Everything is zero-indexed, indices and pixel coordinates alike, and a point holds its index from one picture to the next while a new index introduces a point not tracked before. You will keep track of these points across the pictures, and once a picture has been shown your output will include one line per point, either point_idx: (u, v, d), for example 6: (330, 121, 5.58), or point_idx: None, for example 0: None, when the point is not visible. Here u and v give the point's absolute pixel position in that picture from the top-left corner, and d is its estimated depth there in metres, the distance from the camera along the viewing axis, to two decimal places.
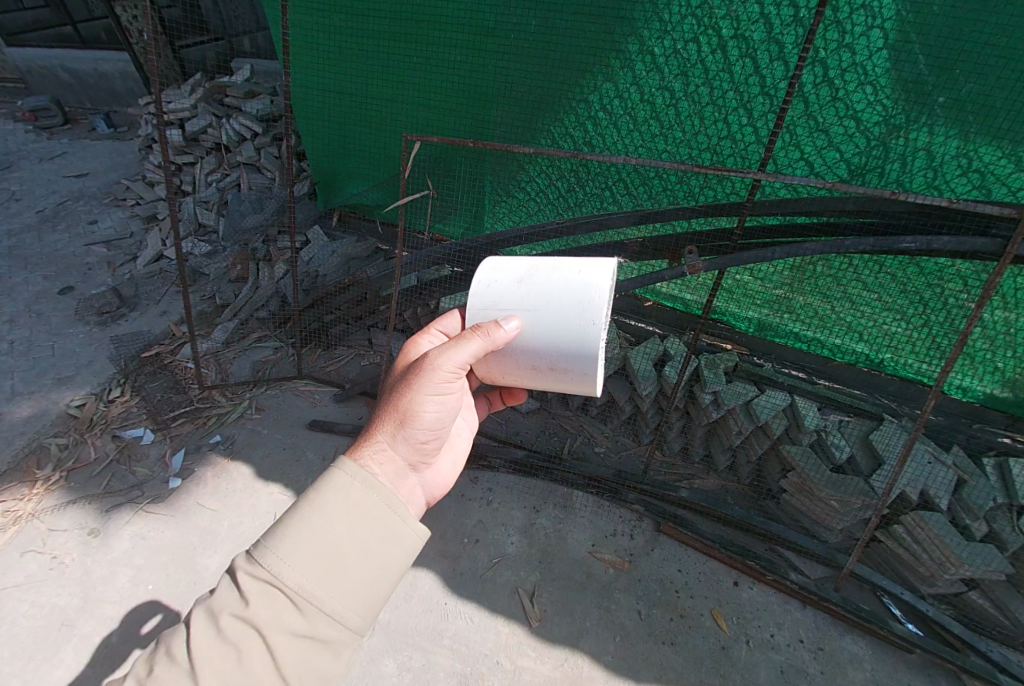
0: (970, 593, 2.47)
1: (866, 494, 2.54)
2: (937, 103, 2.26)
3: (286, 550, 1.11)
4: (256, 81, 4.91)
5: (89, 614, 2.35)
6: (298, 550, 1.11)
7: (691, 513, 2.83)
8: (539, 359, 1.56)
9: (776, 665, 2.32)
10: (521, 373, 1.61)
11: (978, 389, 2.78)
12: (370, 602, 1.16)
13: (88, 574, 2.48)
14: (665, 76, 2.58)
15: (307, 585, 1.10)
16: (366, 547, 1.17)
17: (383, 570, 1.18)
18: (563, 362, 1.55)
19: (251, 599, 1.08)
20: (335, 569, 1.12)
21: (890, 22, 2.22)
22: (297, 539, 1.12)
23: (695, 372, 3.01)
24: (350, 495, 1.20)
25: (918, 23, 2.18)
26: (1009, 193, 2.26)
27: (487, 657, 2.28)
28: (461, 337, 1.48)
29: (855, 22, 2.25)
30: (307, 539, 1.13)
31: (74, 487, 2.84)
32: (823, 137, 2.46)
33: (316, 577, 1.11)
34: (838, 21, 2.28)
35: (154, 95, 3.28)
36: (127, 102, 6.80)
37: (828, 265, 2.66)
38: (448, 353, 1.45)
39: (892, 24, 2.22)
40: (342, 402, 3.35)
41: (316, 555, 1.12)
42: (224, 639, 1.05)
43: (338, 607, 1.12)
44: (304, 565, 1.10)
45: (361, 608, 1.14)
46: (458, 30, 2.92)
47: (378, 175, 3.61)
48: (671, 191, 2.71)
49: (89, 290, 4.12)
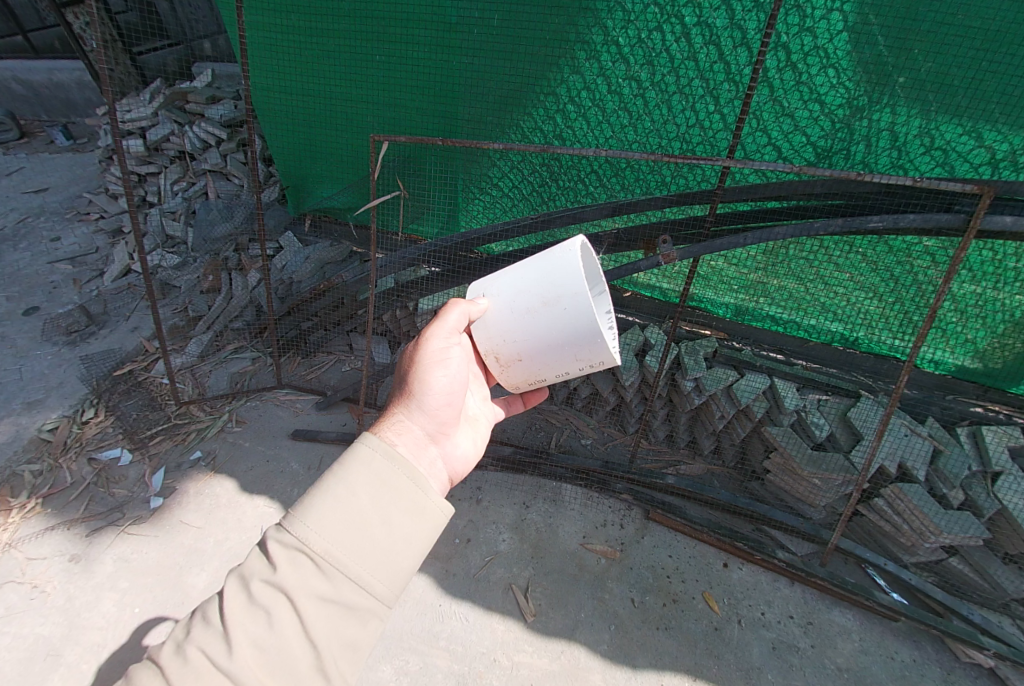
0: (950, 560, 2.55)
1: (847, 470, 2.59)
2: (897, 84, 2.31)
3: (316, 513, 1.03)
4: (218, 85, 4.80)
5: (76, 642, 2.29)
6: (328, 512, 1.04)
7: (679, 499, 2.86)
8: (530, 299, 1.51)
9: (768, 642, 2.36)
10: (523, 335, 1.53)
11: (949, 362, 2.86)
12: (400, 572, 1.07)
13: (71, 602, 2.41)
14: (632, 66, 2.59)
15: (339, 548, 1.02)
16: (393, 513, 1.09)
17: (411, 539, 1.10)
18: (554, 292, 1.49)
19: (282, 563, 1.00)
20: (366, 534, 1.05)
21: (850, 5, 2.25)
22: (327, 503, 1.05)
23: (676, 359, 3.04)
24: (378, 463, 1.13)
25: (875, 5, 2.22)
26: (971, 169, 2.32)
27: (484, 655, 2.28)
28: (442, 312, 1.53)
29: (815, 6, 2.28)
30: (338, 502, 1.06)
31: (51, 513, 2.76)
32: (789, 122, 2.49)
33: (346, 540, 1.03)
34: (799, 5, 2.30)
35: (108, 105, 3.16)
36: (85, 113, 6.60)
37: (800, 247, 2.68)
38: (438, 327, 1.49)
39: (851, 7, 2.25)
40: (324, 409, 3.31)
41: (347, 517, 1.05)
42: (253, 604, 0.97)
43: (369, 572, 1.03)
44: (333, 528, 1.03)
45: (388, 577, 1.06)
46: (421, 27, 2.88)
47: (349, 177, 3.56)
48: (643, 181, 2.73)
49: (55, 309, 4.01)
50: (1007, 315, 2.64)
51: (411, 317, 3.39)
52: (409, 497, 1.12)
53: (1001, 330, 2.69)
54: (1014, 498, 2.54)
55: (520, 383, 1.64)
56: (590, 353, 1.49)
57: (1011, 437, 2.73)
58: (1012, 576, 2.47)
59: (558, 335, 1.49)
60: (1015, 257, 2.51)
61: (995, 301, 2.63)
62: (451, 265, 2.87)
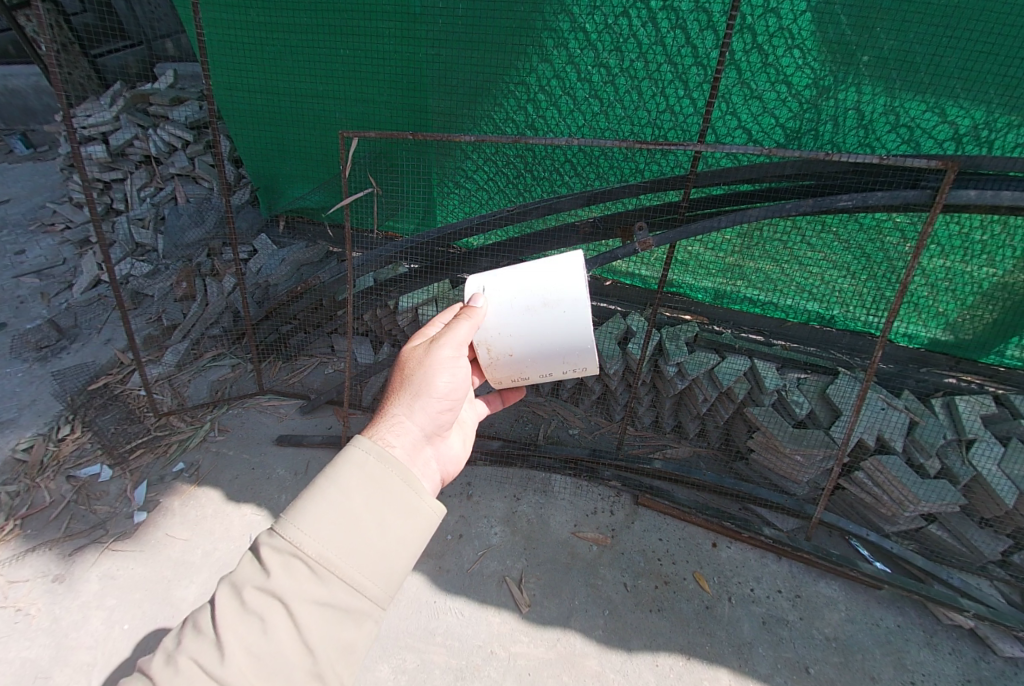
0: (930, 526, 2.62)
1: (827, 444, 2.65)
2: (861, 62, 2.34)
3: (307, 516, 1.02)
4: (181, 86, 4.69)
5: (64, 664, 2.24)
6: (320, 515, 1.03)
7: (666, 482, 2.90)
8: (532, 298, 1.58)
9: (758, 617, 2.41)
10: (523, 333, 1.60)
11: (923, 335, 2.94)
12: (395, 573, 1.07)
13: (57, 623, 2.37)
14: (600, 53, 2.58)
15: (332, 552, 1.01)
16: (387, 515, 1.09)
17: (406, 540, 1.09)
18: (560, 310, 1.58)
19: (275, 568, 0.99)
20: (359, 536, 1.04)
21: None
22: (318, 506, 1.04)
23: (658, 345, 3.07)
24: (370, 466, 1.12)
25: None
26: (936, 145, 2.37)
27: (481, 648, 2.29)
28: (453, 322, 1.53)
29: None
30: (329, 505, 1.05)
31: (31, 535, 2.70)
32: (758, 104, 2.51)
33: (339, 543, 1.02)
34: None
35: (64, 110, 3.07)
36: (45, 120, 6.40)
37: (774, 228, 2.71)
38: (448, 337, 1.49)
39: None
40: (308, 413, 3.28)
41: (340, 520, 1.04)
42: (247, 611, 0.96)
43: (364, 575, 1.03)
44: (325, 530, 1.02)
45: (384, 578, 1.05)
46: (386, 19, 2.84)
47: (321, 176, 3.51)
48: (618, 168, 2.74)
49: (23, 324, 3.90)
50: (976, 286, 2.71)
51: (393, 315, 3.37)
52: (401, 499, 1.12)
53: (971, 301, 2.76)
54: (987, 464, 2.62)
55: (503, 379, 1.69)
56: (576, 352, 1.63)
57: (984, 406, 2.80)
58: (989, 539, 2.56)
59: (557, 336, 1.60)
60: (981, 229, 2.58)
61: (964, 274, 2.70)
62: (429, 261, 2.85)
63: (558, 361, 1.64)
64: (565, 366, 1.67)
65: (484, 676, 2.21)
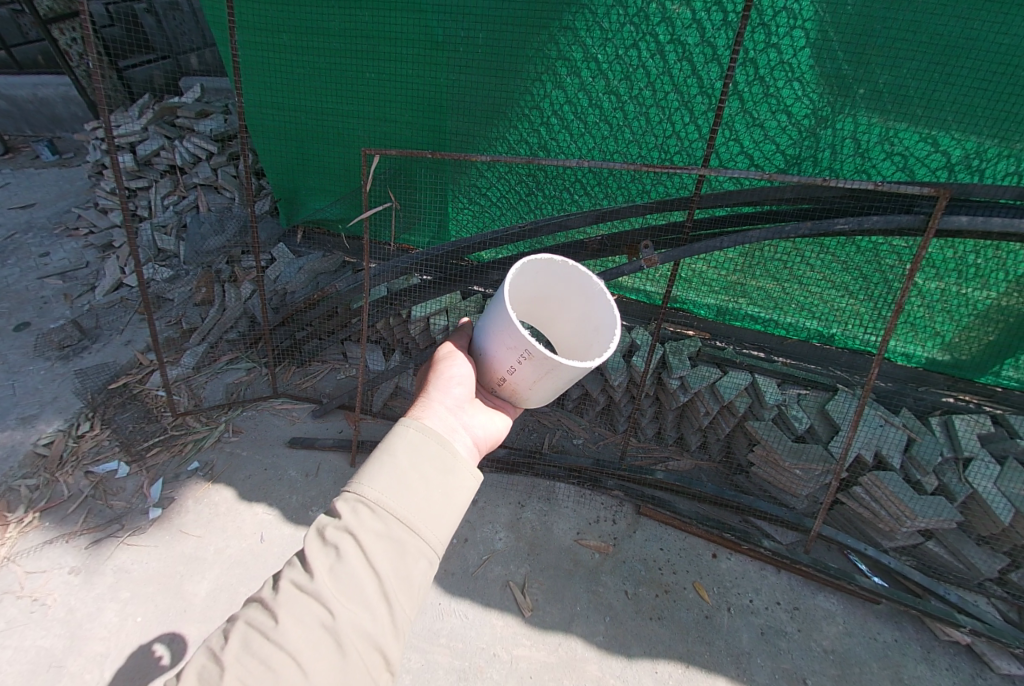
0: (927, 543, 2.68)
1: (826, 459, 2.72)
2: (858, 95, 2.44)
3: (369, 468, 1.14)
4: (207, 100, 4.88)
5: (78, 653, 2.34)
6: (380, 468, 1.14)
7: (667, 493, 2.97)
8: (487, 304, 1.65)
9: (757, 627, 2.47)
10: (477, 334, 1.59)
11: (921, 354, 2.99)
12: (448, 518, 1.15)
13: (72, 614, 2.46)
14: (610, 81, 2.70)
15: (393, 493, 1.12)
16: (437, 469, 1.18)
17: (455, 489, 1.18)
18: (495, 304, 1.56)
19: (346, 508, 1.09)
20: (415, 481, 1.14)
21: (811, 23, 2.38)
22: (379, 461, 1.16)
23: (661, 359, 3.15)
24: (414, 430, 1.23)
25: (833, 22, 2.35)
26: (930, 173, 2.47)
27: (484, 650, 2.36)
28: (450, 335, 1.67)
29: (779, 23, 2.40)
30: (388, 458, 1.16)
31: (49, 527, 2.81)
32: (759, 131, 2.61)
33: (399, 486, 1.13)
34: (764, 23, 2.42)
35: (103, 122, 3.21)
36: (72, 128, 6.61)
37: (775, 250, 2.81)
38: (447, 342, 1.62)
39: (812, 24, 2.38)
40: (319, 417, 3.39)
41: (398, 469, 1.15)
42: (326, 543, 1.06)
43: (422, 515, 1.12)
44: (386, 479, 1.13)
45: (438, 523, 1.14)
46: (408, 45, 2.98)
47: (340, 189, 3.65)
48: (626, 189, 2.84)
49: (47, 324, 4.05)
50: (971, 309, 2.79)
51: (404, 324, 3.47)
52: (448, 455, 1.21)
53: (966, 322, 2.83)
54: (984, 483, 2.67)
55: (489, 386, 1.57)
56: (505, 328, 1.48)
57: (980, 425, 2.88)
58: (986, 557, 2.61)
59: (491, 323, 1.53)
60: (975, 253, 2.66)
61: (960, 296, 2.77)
62: (442, 272, 2.95)
63: (501, 348, 1.50)
64: (515, 358, 1.48)
65: (486, 678, 2.28)
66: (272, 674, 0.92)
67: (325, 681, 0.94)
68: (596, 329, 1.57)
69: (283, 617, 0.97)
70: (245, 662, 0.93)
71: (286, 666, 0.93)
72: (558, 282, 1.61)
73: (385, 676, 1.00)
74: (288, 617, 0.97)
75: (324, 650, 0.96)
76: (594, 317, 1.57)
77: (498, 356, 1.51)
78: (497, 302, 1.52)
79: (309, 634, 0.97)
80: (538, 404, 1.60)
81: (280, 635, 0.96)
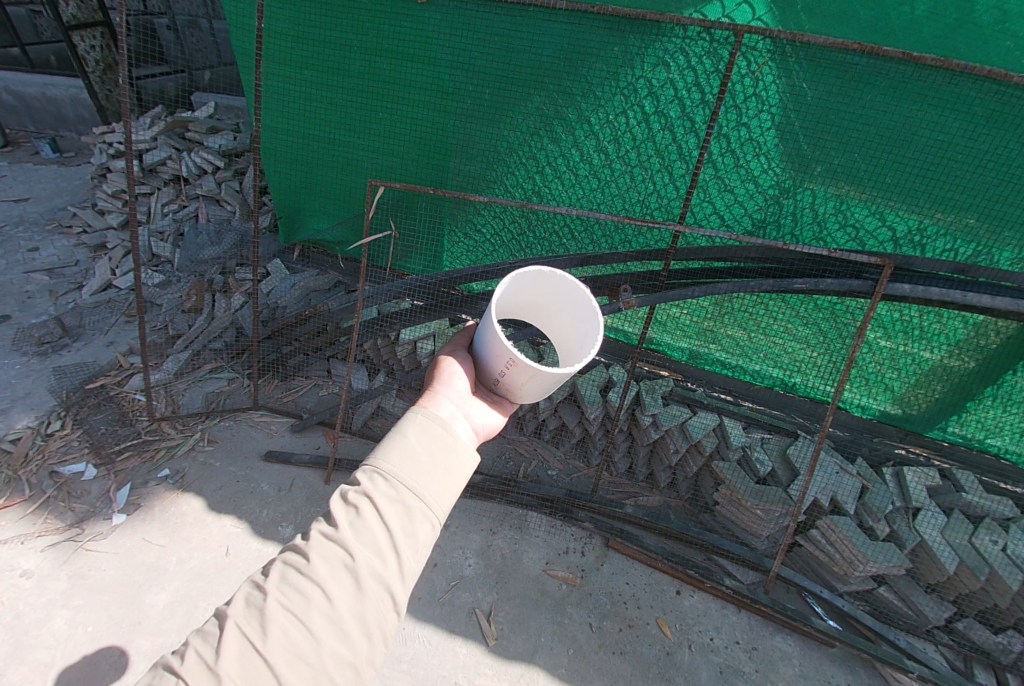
0: (880, 589, 2.81)
1: (784, 502, 2.87)
2: (816, 171, 2.69)
3: (386, 444, 1.29)
4: (218, 117, 5.06)
5: (21, 661, 2.33)
6: (395, 445, 1.29)
7: (636, 528, 3.07)
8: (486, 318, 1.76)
9: (716, 666, 2.56)
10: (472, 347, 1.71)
11: (874, 407, 3.20)
12: (452, 489, 1.29)
13: (19, 619, 2.46)
14: (601, 141, 2.93)
15: (405, 465, 1.26)
16: (442, 448, 1.31)
17: (458, 465, 1.32)
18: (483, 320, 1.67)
19: (365, 475, 1.24)
20: (424, 456, 1.28)
21: (776, 109, 2.63)
22: (393, 439, 1.30)
23: (636, 396, 3.28)
24: (422, 415, 1.36)
25: (798, 109, 2.61)
26: (879, 244, 2.70)
27: (445, 677, 2.41)
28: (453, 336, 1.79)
29: (749, 106, 2.65)
30: (400, 436, 1.31)
31: (7, 527, 2.81)
32: (730, 196, 2.84)
33: (410, 459, 1.27)
34: (736, 106, 2.67)
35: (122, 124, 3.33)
36: (76, 128, 6.71)
37: (744, 300, 3.02)
38: (450, 343, 1.74)
39: (777, 110, 2.63)
40: (298, 432, 3.45)
41: (409, 445, 1.29)
42: (347, 502, 1.21)
43: (429, 484, 1.26)
44: (399, 454, 1.27)
45: (442, 493, 1.27)
46: (421, 92, 3.18)
47: (342, 214, 3.81)
48: (610, 238, 3.05)
49: (28, 319, 4.07)
50: (916, 366, 3.02)
51: (391, 347, 3.58)
52: (452, 437, 1.34)
53: (914, 380, 3.06)
54: (931, 532, 2.84)
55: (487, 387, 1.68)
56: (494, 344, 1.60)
57: (929, 477, 3.03)
58: (934, 605, 2.74)
59: (483, 337, 1.66)
60: (921, 318, 2.90)
61: (908, 355, 3.00)
62: (433, 299, 3.11)
63: (491, 359, 1.63)
64: (504, 366, 1.60)
65: None
66: (306, 601, 1.08)
67: (347, 611, 1.09)
68: (584, 333, 1.70)
69: (314, 558, 1.13)
70: (283, 591, 1.09)
71: (317, 596, 1.09)
72: (552, 291, 1.74)
73: (394, 614, 1.14)
74: (318, 558, 1.13)
75: (347, 589, 1.11)
76: (583, 322, 1.70)
77: (490, 363, 1.63)
78: (490, 307, 1.64)
79: (335, 573, 1.12)
80: (530, 401, 1.71)
81: (312, 572, 1.12)
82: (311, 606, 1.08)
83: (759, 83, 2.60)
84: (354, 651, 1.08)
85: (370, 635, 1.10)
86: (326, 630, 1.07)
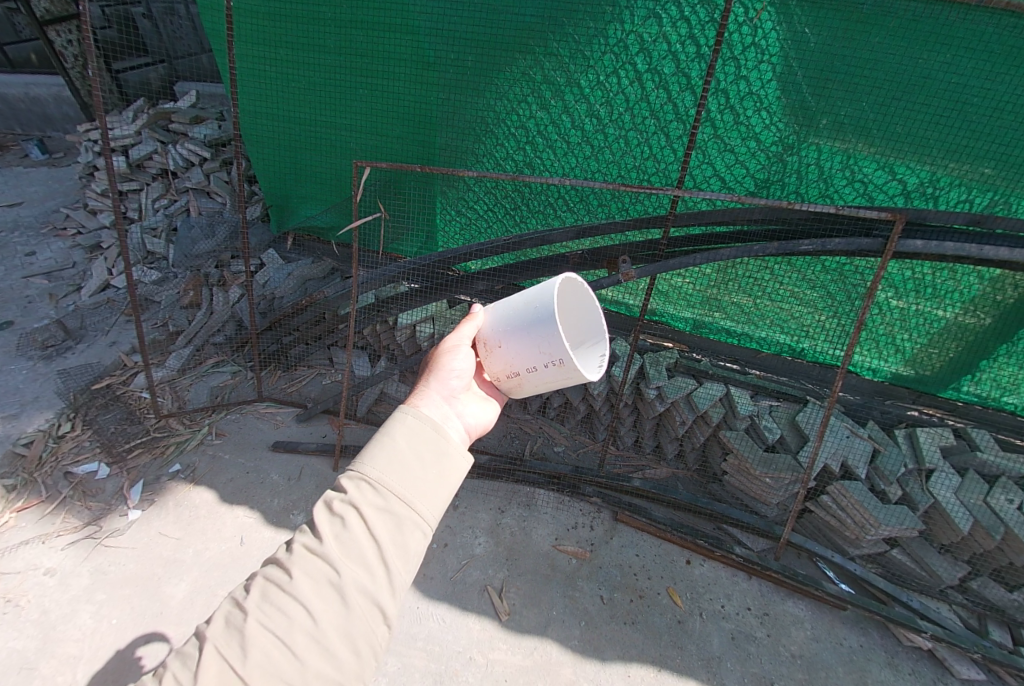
0: (892, 551, 2.78)
1: (795, 469, 2.83)
2: (821, 125, 2.59)
3: (372, 450, 1.25)
4: (201, 105, 4.96)
5: (50, 655, 2.35)
6: (382, 452, 1.25)
7: (644, 501, 3.05)
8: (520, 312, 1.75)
9: (728, 632, 2.56)
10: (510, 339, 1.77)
11: (885, 369, 3.14)
12: (443, 494, 1.26)
13: (45, 615, 2.47)
14: (592, 104, 2.82)
15: (392, 471, 1.23)
16: (431, 454, 1.28)
17: (449, 469, 1.29)
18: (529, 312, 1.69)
19: (351, 483, 1.21)
20: (413, 461, 1.25)
21: (777, 58, 2.52)
22: (380, 444, 1.26)
23: (640, 370, 3.24)
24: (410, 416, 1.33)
25: (798, 59, 2.50)
26: (888, 198, 2.61)
27: (461, 654, 2.41)
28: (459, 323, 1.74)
29: (748, 57, 2.54)
30: (388, 439, 1.28)
31: (26, 528, 2.82)
32: (731, 156, 2.74)
33: (396, 466, 1.24)
34: (733, 57, 2.56)
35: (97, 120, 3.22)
36: (62, 127, 6.62)
37: (748, 266, 2.90)
38: (453, 332, 1.71)
39: (778, 59, 2.52)
40: (304, 421, 3.43)
41: (397, 450, 1.26)
42: (332, 512, 1.18)
43: (418, 490, 1.23)
44: (385, 461, 1.24)
45: (432, 499, 1.23)
46: (401, 63, 3.08)
47: (331, 197, 3.72)
48: (607, 206, 2.96)
49: (31, 323, 4.04)
50: (928, 325, 2.94)
51: (391, 331, 3.54)
52: (443, 439, 1.31)
53: (926, 339, 2.99)
54: (945, 493, 2.80)
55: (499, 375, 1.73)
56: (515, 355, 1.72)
57: (943, 437, 3.00)
58: (948, 565, 2.71)
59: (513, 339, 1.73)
60: (932, 274, 2.82)
61: (918, 314, 2.93)
62: (430, 281, 3.03)
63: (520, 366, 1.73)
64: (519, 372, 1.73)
65: (461, 681, 2.33)
66: (287, 620, 1.05)
67: (331, 628, 1.06)
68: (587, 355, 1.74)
69: (297, 573, 1.10)
70: (265, 610, 1.06)
71: (299, 615, 1.06)
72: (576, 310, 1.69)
73: (383, 627, 1.11)
74: (301, 573, 1.10)
75: (332, 605, 1.08)
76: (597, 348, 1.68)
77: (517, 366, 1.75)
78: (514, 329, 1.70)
79: (319, 589, 1.09)
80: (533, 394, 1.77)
81: (293, 587, 1.09)
82: (293, 625, 1.05)
83: (758, 32, 2.49)
84: (340, 669, 1.05)
85: (358, 651, 1.07)
86: (309, 649, 1.04)
